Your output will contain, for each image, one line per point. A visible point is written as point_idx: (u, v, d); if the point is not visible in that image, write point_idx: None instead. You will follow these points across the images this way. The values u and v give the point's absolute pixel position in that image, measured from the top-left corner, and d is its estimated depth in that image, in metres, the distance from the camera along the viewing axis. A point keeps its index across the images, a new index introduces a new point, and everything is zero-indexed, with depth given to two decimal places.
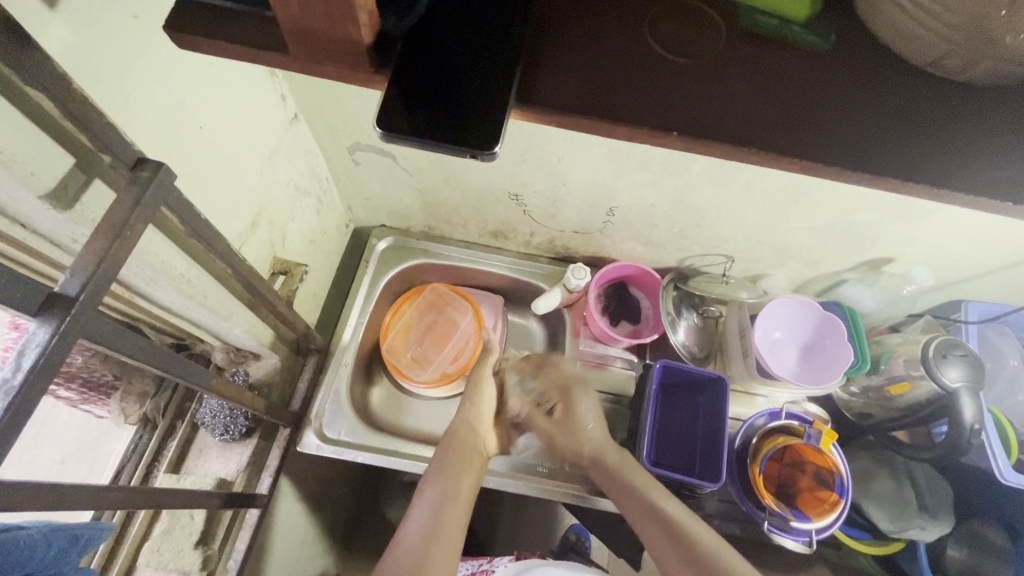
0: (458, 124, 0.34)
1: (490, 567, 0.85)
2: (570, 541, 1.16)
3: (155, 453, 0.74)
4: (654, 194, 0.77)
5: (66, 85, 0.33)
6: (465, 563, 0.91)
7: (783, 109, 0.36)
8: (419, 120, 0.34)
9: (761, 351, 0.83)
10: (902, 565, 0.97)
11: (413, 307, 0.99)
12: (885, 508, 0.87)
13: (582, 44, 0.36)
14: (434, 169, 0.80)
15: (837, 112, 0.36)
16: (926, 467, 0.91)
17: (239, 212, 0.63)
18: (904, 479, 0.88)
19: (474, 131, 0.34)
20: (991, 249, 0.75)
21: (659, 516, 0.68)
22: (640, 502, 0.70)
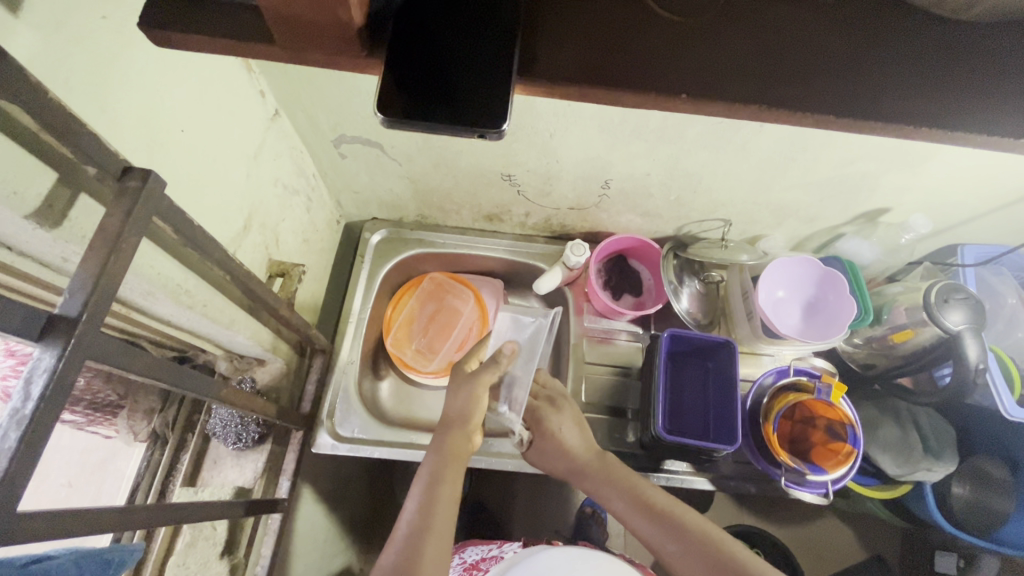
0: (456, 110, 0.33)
1: (499, 552, 0.86)
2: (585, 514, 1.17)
3: (168, 469, 0.73)
4: (649, 162, 0.76)
5: (40, 94, 0.31)
6: (474, 550, 0.92)
7: (787, 61, 0.35)
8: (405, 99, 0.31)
9: (766, 312, 0.83)
10: (912, 506, 1.01)
11: (413, 298, 0.99)
12: (892, 454, 0.90)
13: (576, 12, 0.34)
14: (423, 155, 0.79)
15: (842, 61, 0.35)
16: (932, 415, 0.94)
17: (231, 216, 0.61)
18: (909, 425, 0.91)
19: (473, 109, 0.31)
20: (986, 191, 0.75)
21: (658, 517, 0.66)
22: (637, 501, 0.68)
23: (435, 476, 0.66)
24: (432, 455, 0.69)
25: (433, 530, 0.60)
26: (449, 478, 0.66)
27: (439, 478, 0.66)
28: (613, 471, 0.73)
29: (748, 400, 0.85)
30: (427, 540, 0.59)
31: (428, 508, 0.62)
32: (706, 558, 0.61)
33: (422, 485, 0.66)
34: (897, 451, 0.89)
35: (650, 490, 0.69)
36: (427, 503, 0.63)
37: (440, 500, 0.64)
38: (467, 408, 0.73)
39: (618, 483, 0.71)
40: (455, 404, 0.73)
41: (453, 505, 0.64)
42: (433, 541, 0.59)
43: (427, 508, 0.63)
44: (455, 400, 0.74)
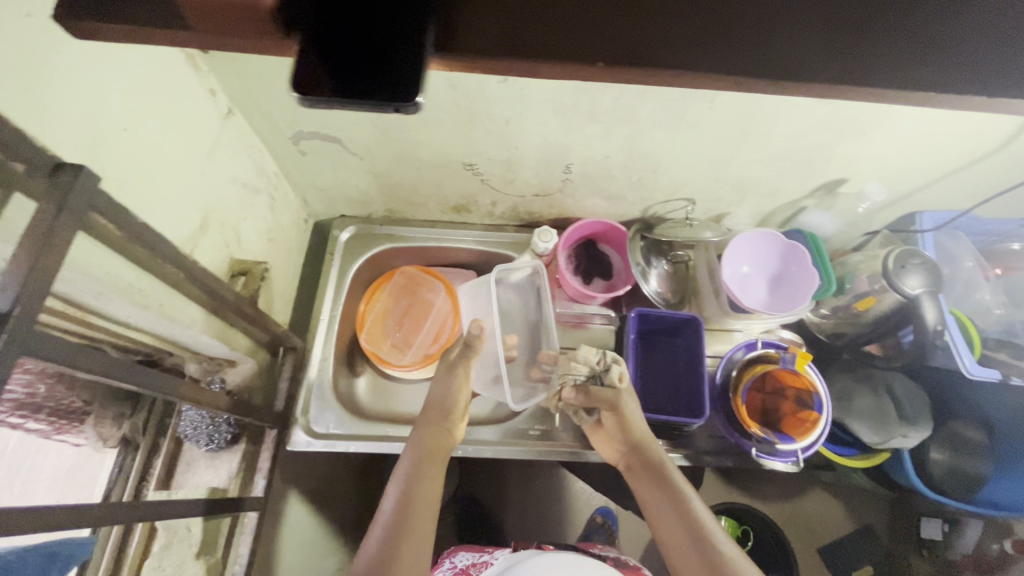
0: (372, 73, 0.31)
1: (490, 557, 0.87)
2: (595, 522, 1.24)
3: (141, 473, 0.72)
4: (608, 144, 0.77)
5: None
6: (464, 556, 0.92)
7: (712, 15, 0.35)
8: (324, 71, 0.31)
9: (732, 288, 0.84)
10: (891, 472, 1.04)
11: (386, 293, 0.99)
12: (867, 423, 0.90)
13: None
14: (384, 148, 0.79)
15: (763, 14, 0.35)
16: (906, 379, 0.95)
17: (186, 215, 0.61)
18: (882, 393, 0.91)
19: (393, 80, 0.31)
20: (937, 157, 0.76)
21: (687, 519, 0.64)
22: (671, 498, 0.67)
23: (418, 466, 0.69)
24: (413, 448, 0.72)
25: (411, 515, 0.62)
26: (432, 469, 0.69)
27: (422, 469, 0.68)
28: (657, 469, 0.71)
29: (717, 375, 0.86)
30: (404, 523, 0.61)
31: (407, 495, 0.65)
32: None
33: (404, 473, 0.68)
34: (876, 419, 0.89)
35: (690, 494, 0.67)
36: (407, 490, 0.65)
37: (420, 488, 0.66)
38: (446, 398, 0.78)
39: (656, 479, 0.70)
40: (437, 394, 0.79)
41: (432, 496, 0.66)
42: (411, 526, 0.61)
43: (405, 492, 0.65)
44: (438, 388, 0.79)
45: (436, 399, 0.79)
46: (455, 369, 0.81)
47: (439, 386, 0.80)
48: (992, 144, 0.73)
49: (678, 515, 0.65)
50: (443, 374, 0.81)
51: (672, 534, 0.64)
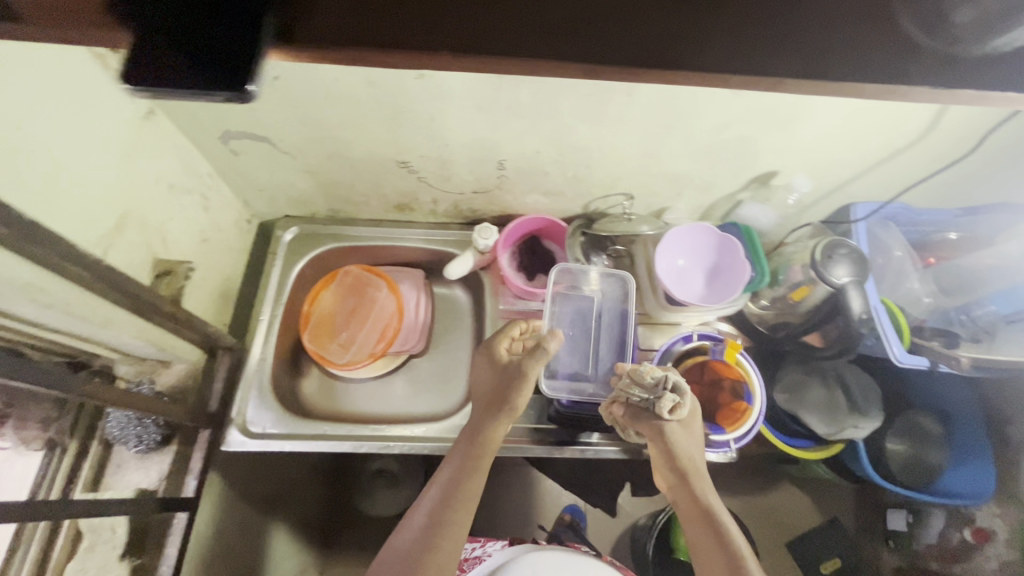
0: (205, 59, 0.31)
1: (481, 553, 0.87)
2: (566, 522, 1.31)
3: (69, 474, 0.71)
4: (536, 140, 0.78)
5: None
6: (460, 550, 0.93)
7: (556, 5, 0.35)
8: (161, 60, 0.31)
9: (666, 281, 0.86)
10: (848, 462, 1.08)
11: (330, 293, 0.99)
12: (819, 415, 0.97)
13: None
14: (314, 146, 0.79)
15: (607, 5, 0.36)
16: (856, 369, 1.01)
17: (97, 215, 0.61)
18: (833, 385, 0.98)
19: (225, 66, 0.31)
20: (861, 149, 0.77)
21: (719, 538, 0.68)
22: (702, 511, 0.71)
23: (464, 469, 0.73)
24: (464, 450, 0.76)
25: (452, 519, 0.69)
26: (476, 473, 0.73)
27: (468, 471, 0.73)
28: (697, 483, 0.73)
29: (653, 366, 0.86)
30: (446, 528, 0.69)
31: (449, 497, 0.71)
32: None
33: (450, 474, 0.74)
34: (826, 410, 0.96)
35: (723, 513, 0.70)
36: (452, 490, 0.72)
37: (465, 491, 0.71)
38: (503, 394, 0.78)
39: (694, 491, 0.73)
40: (488, 390, 0.80)
41: (475, 499, 0.72)
42: (450, 530, 0.69)
43: (449, 494, 0.71)
44: (485, 381, 0.81)
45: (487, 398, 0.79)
46: (508, 371, 0.80)
47: (490, 383, 0.80)
48: (913, 134, 0.73)
49: (708, 529, 0.69)
50: (497, 370, 0.81)
51: (703, 543, 0.69)
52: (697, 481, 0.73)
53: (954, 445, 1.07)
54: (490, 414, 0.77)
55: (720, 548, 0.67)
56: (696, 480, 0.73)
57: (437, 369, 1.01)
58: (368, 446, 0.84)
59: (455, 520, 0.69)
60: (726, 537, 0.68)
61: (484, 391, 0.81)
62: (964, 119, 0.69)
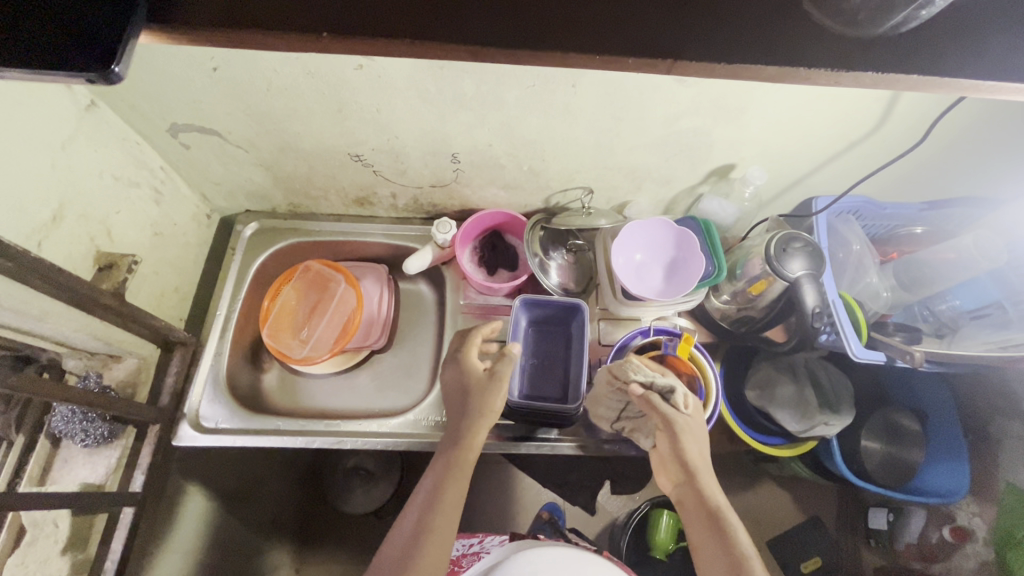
0: (72, 38, 0.30)
1: (479, 548, 0.90)
2: (545, 519, 1.29)
3: (15, 469, 0.69)
4: (486, 132, 0.77)
5: None
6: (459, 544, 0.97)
7: None
8: (26, 40, 0.30)
9: (622, 276, 0.84)
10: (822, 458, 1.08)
11: (291, 288, 0.97)
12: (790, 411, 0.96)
13: None
14: (264, 139, 0.79)
15: None
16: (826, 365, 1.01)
17: (30, 205, 0.60)
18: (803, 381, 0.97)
19: (92, 44, 0.30)
20: (814, 141, 0.77)
21: (724, 539, 0.62)
22: (707, 509, 0.65)
23: (448, 467, 0.69)
24: (448, 449, 0.71)
25: (437, 520, 0.65)
26: (459, 472, 0.69)
27: (452, 469, 0.69)
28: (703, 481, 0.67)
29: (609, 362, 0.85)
30: (431, 530, 0.64)
31: (434, 498, 0.67)
32: None
33: (435, 472, 0.70)
34: (797, 406, 0.95)
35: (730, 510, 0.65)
36: (437, 490, 0.67)
37: (447, 491, 0.67)
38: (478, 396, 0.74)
39: (700, 489, 0.66)
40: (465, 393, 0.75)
41: (460, 500, 0.67)
42: (436, 531, 0.64)
43: (434, 494, 0.67)
44: (458, 382, 0.76)
45: (462, 407, 0.74)
46: (486, 373, 0.76)
47: (469, 382, 0.76)
48: (866, 124, 0.72)
49: (715, 529, 0.63)
50: (475, 370, 0.76)
51: (707, 544, 0.63)
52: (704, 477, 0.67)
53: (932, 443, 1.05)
54: (473, 414, 0.73)
55: (729, 550, 0.61)
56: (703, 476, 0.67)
57: (399, 365, 1.01)
58: (320, 441, 0.84)
59: (439, 522, 0.65)
60: (733, 536, 0.62)
61: (461, 391, 0.76)
62: (916, 107, 0.68)
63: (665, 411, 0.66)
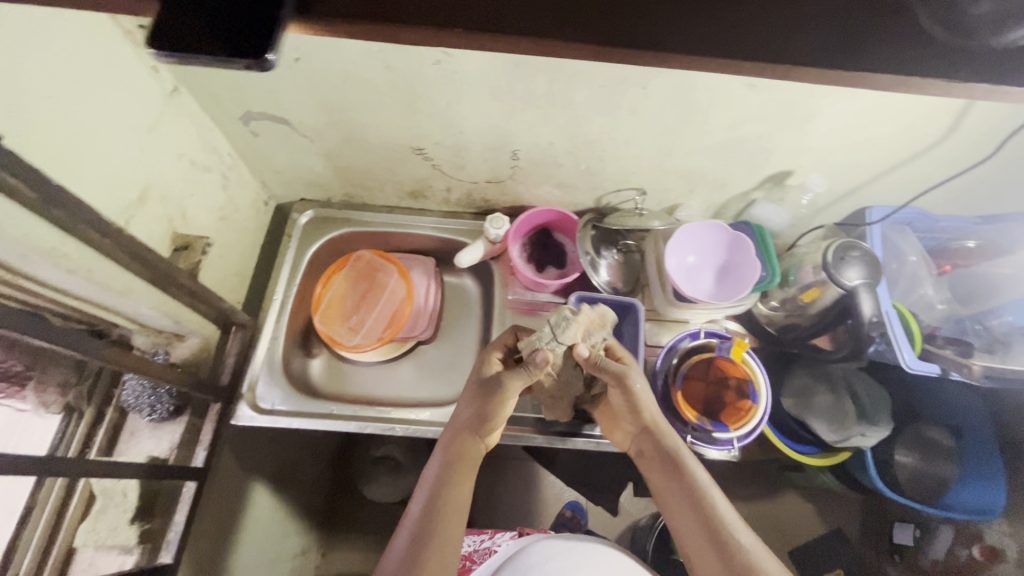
0: (232, 29, 0.32)
1: (490, 545, 0.91)
2: (567, 518, 1.29)
3: (84, 440, 0.74)
4: (550, 130, 0.78)
5: None
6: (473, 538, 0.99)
7: None
8: (186, 27, 0.32)
9: (676, 277, 0.85)
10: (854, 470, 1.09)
11: (342, 277, 1.00)
12: (827, 421, 0.92)
13: None
14: (332, 130, 0.81)
15: None
16: (868, 379, 0.97)
17: (121, 186, 0.63)
18: (842, 392, 0.94)
19: (248, 34, 0.32)
20: (877, 150, 0.77)
21: (693, 495, 0.67)
22: (672, 471, 0.70)
23: (444, 482, 0.68)
24: (442, 460, 0.71)
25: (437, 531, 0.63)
26: (457, 484, 0.68)
27: (448, 483, 0.68)
28: (665, 448, 0.72)
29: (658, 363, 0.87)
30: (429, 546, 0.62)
31: (432, 514, 0.65)
32: (726, 555, 0.61)
33: (430, 487, 0.69)
34: (834, 417, 0.92)
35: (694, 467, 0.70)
36: (432, 503, 0.66)
37: (445, 505, 0.66)
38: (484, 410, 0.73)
39: (665, 452, 0.72)
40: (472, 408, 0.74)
41: (460, 515, 0.66)
42: (437, 543, 0.62)
43: (430, 510, 0.66)
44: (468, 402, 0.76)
45: (463, 419, 0.74)
46: (489, 385, 0.74)
47: (472, 399, 0.75)
48: (933, 134, 0.72)
49: (684, 488, 0.68)
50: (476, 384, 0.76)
51: (678, 502, 0.68)
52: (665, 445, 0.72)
53: (961, 458, 1.05)
54: (470, 431, 0.73)
55: (698, 505, 0.66)
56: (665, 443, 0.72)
57: (444, 356, 1.02)
58: (373, 427, 0.86)
59: (438, 537, 0.63)
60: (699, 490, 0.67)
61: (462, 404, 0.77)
62: (987, 119, 0.68)
63: (616, 369, 0.72)
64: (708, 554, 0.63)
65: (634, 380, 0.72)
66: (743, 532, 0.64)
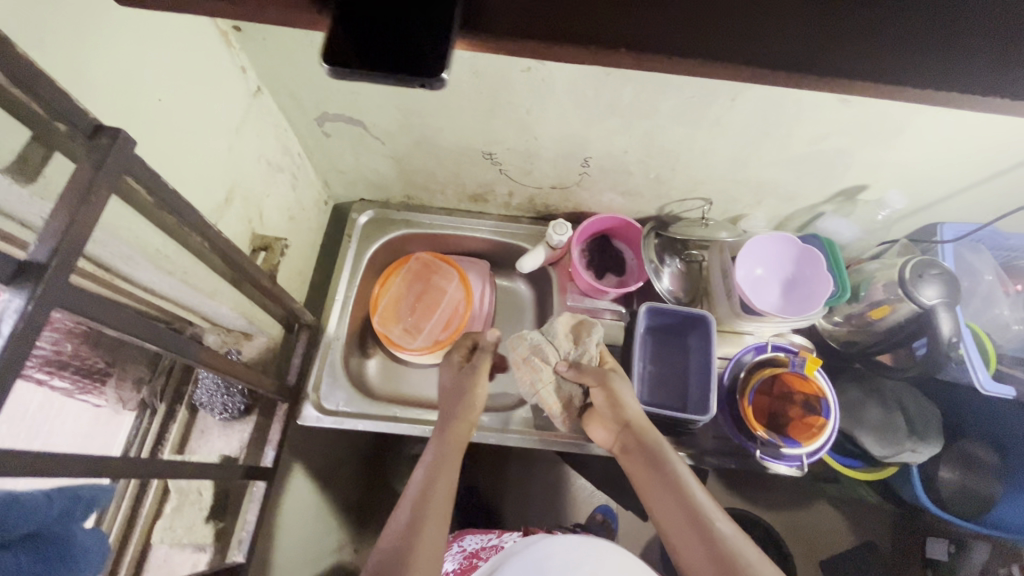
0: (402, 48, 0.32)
1: (499, 541, 0.86)
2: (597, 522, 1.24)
3: (157, 435, 0.75)
4: (627, 139, 0.77)
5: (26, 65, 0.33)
6: (473, 539, 0.92)
7: None
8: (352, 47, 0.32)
9: (744, 289, 0.84)
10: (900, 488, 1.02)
11: (400, 278, 1.00)
12: (876, 435, 0.88)
13: None
14: (405, 133, 0.80)
15: None
16: (914, 390, 0.92)
17: (211, 187, 0.63)
18: (893, 406, 0.89)
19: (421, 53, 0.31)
20: (961, 167, 0.75)
21: (681, 496, 0.66)
22: (660, 472, 0.69)
23: (433, 469, 0.70)
24: (433, 447, 0.74)
25: (428, 516, 0.64)
26: (444, 469, 0.70)
27: (439, 467, 0.70)
28: (652, 450, 0.71)
29: (725, 376, 0.86)
30: (421, 532, 0.63)
31: (421, 501, 0.66)
32: (717, 557, 0.59)
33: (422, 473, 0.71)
34: (883, 430, 0.88)
35: (681, 468, 0.69)
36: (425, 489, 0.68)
37: (435, 491, 0.67)
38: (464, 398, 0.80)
39: (653, 454, 0.71)
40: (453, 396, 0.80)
41: (447, 500, 0.68)
42: (429, 526, 0.63)
43: (420, 498, 0.67)
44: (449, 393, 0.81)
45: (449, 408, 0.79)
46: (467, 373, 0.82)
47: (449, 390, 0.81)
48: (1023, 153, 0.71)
49: (673, 488, 0.67)
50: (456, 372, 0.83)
51: (663, 503, 0.67)
52: (652, 446, 0.72)
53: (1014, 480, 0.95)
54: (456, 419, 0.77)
55: (686, 505, 0.65)
56: (652, 444, 0.72)
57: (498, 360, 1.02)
58: (437, 431, 0.86)
59: (428, 524, 0.64)
60: (690, 492, 0.66)
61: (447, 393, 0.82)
62: None
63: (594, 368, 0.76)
64: (699, 557, 0.61)
65: (614, 380, 0.75)
66: (736, 534, 0.61)
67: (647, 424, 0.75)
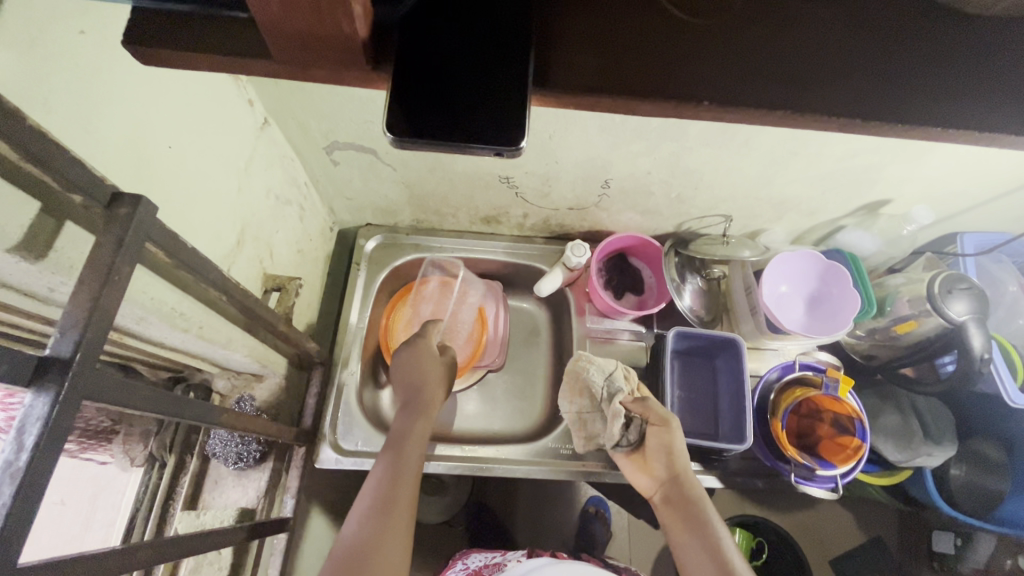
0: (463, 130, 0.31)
1: (502, 560, 0.78)
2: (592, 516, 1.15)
3: (168, 492, 0.70)
4: (651, 161, 0.75)
5: (37, 139, 0.29)
6: (475, 555, 0.84)
7: (805, 53, 0.33)
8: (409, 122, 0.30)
9: (770, 307, 0.83)
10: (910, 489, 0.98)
11: (410, 302, 0.94)
12: (893, 440, 0.87)
13: (586, 30, 0.33)
14: (418, 160, 0.76)
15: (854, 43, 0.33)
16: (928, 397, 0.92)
17: (222, 231, 0.59)
18: (909, 411, 0.89)
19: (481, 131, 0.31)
20: (985, 182, 0.75)
21: (715, 554, 0.59)
22: (698, 526, 0.62)
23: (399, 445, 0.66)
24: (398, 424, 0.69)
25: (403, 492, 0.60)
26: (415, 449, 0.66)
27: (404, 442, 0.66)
28: (695, 507, 0.64)
29: (754, 398, 0.84)
30: (397, 506, 0.58)
31: (395, 476, 0.61)
32: None
33: (388, 450, 0.65)
34: (900, 436, 0.86)
35: (722, 530, 0.62)
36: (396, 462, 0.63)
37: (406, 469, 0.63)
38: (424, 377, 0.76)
39: (692, 507, 0.64)
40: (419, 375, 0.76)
41: (415, 482, 0.63)
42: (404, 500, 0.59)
43: (393, 474, 0.62)
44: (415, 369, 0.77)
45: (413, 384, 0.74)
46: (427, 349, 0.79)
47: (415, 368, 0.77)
48: None
49: (709, 543, 0.60)
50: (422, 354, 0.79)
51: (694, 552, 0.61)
52: (696, 502, 0.65)
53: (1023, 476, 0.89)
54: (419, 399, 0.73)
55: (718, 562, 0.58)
56: (695, 501, 0.65)
57: (515, 385, 0.98)
58: (462, 467, 0.83)
59: (403, 497, 0.60)
60: (725, 552, 0.59)
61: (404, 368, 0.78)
62: None
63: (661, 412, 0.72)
64: None
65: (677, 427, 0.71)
66: None
67: (695, 480, 0.69)
